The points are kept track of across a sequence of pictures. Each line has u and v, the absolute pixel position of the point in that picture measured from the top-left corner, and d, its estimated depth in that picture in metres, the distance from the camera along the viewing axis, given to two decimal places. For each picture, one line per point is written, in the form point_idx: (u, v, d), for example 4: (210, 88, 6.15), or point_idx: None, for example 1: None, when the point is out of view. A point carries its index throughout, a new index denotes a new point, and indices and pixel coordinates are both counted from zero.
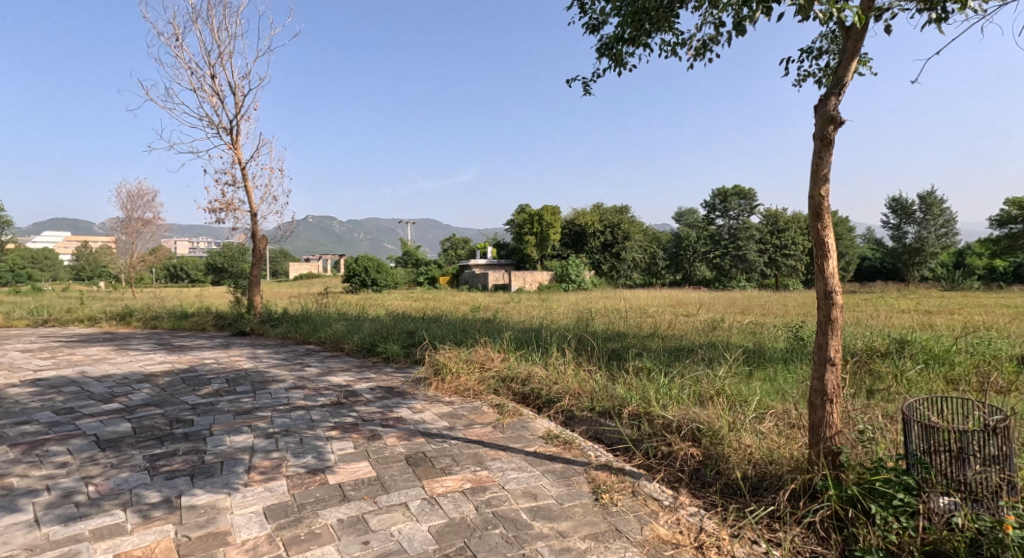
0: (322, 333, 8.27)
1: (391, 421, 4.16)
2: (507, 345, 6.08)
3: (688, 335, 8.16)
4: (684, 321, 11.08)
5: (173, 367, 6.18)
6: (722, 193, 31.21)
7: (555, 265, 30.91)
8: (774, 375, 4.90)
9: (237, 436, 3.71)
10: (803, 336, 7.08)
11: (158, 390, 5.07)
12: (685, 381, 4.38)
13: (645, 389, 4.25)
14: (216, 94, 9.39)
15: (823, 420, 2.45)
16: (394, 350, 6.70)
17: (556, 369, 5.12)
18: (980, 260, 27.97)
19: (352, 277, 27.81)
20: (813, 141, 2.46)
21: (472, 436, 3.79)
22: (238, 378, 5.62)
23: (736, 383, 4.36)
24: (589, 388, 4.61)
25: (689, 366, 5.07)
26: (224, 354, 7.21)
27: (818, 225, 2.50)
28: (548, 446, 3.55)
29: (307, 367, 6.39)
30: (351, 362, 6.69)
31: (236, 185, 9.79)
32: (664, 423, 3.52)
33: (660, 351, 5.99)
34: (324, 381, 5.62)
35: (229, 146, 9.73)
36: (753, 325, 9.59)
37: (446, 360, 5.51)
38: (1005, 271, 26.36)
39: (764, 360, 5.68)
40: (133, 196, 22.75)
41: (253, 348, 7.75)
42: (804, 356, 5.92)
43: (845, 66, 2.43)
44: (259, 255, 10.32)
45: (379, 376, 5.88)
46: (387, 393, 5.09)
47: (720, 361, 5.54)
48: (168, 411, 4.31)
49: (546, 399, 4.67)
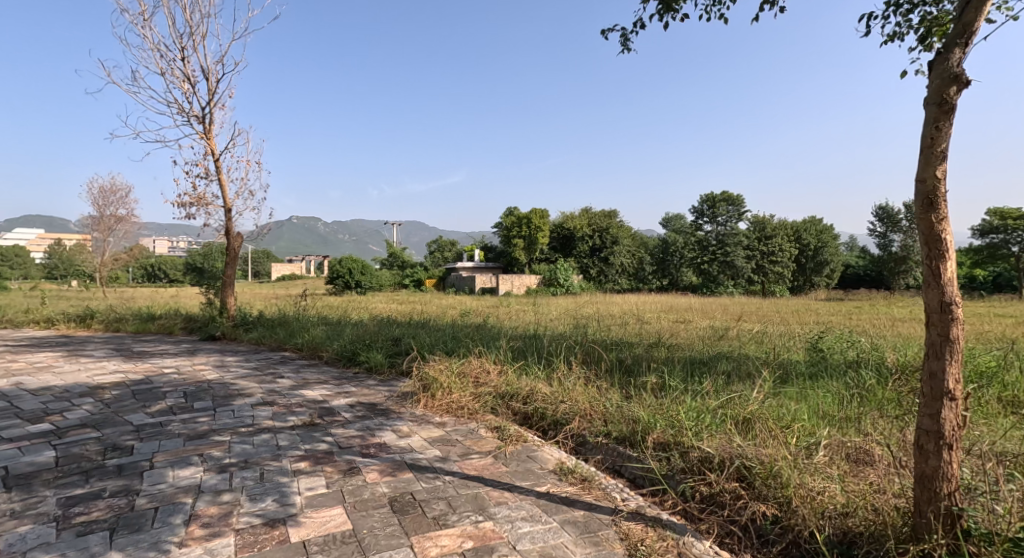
0: (300, 339, 7.58)
1: (372, 449, 3.52)
2: (504, 356, 5.48)
3: (694, 344, 7.61)
4: (684, 328, 10.56)
5: (126, 377, 5.48)
6: (710, 199, 30.61)
7: (543, 269, 30.40)
8: (809, 394, 4.36)
9: (185, 470, 3.05)
10: (823, 349, 6.55)
11: (101, 406, 4.37)
12: (715, 403, 3.83)
13: (672, 411, 3.68)
14: (187, 80, 8.71)
15: (938, 472, 1.89)
16: (378, 360, 6.06)
17: (564, 385, 4.53)
18: (962, 268, 27.99)
19: (335, 279, 27.02)
20: (928, 108, 1.88)
21: (470, 470, 3.17)
22: (198, 392, 4.94)
23: (773, 405, 3.82)
24: (601, 408, 4.03)
25: (712, 386, 4.52)
26: (188, 362, 6.51)
27: (932, 215, 1.91)
28: (562, 485, 2.94)
29: (280, 378, 5.72)
30: (329, 373, 6.02)
31: (209, 177, 9.11)
32: (700, 457, 2.96)
33: (675, 366, 5.43)
34: (298, 396, 4.97)
35: (201, 136, 9.04)
36: (760, 335, 9.05)
37: (435, 373, 4.88)
38: (985, 280, 26.41)
39: (791, 377, 5.12)
40: (104, 191, 21.75)
41: (221, 356, 7.03)
42: (833, 370, 5.37)
43: (972, 11, 1.89)
44: (233, 254, 9.58)
45: (360, 390, 5.23)
46: (369, 412, 4.45)
47: (744, 380, 4.99)
48: (107, 435, 3.63)
49: (553, 420, 4.09)
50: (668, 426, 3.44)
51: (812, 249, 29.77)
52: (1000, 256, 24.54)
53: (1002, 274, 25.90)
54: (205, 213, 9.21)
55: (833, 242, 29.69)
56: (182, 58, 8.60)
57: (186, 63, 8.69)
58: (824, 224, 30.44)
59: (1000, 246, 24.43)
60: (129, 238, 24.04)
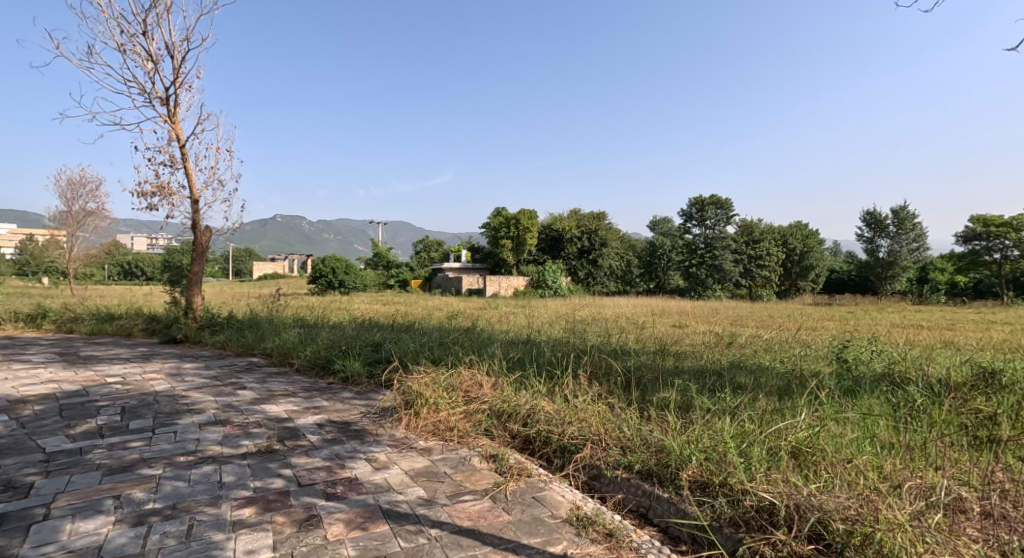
0: (270, 343, 6.83)
1: (340, 487, 2.82)
2: (499, 366, 4.82)
3: (700, 352, 6.99)
4: (683, 334, 9.98)
5: (59, 388, 4.71)
6: (698, 202, 29.95)
7: (530, 270, 29.80)
8: (856, 414, 3.74)
9: (88, 520, 2.34)
10: (847, 357, 5.93)
11: (15, 427, 3.63)
12: (752, 429, 3.23)
13: (706, 440, 3.08)
14: (150, 58, 7.97)
15: None
16: (354, 369, 5.37)
17: (570, 403, 3.88)
18: (944, 275, 27.98)
19: (317, 278, 26.19)
20: None
21: (463, 517, 2.52)
22: (139, 407, 4.20)
23: (825, 431, 3.21)
24: (616, 432, 3.41)
25: (743, 407, 3.90)
26: (138, 369, 5.74)
27: None
28: (583, 545, 2.31)
29: (241, 390, 4.98)
30: (300, 384, 5.30)
31: (173, 165, 8.35)
32: (758, 505, 2.38)
33: (691, 380, 4.80)
34: (258, 412, 4.23)
35: (165, 119, 8.28)
36: (767, 341, 8.45)
37: (419, 388, 4.20)
38: (966, 286, 26.57)
39: (824, 392, 4.52)
40: (74, 183, 20.69)
41: (180, 363, 6.25)
42: (868, 385, 4.75)
43: None
44: (200, 250, 8.78)
45: (334, 406, 4.52)
46: (341, 434, 3.76)
47: (775, 397, 4.37)
48: (5, 468, 2.90)
49: (559, 446, 3.45)
50: (706, 460, 2.84)
51: (798, 254, 29.43)
52: (982, 264, 24.34)
53: (983, 281, 26.14)
54: (170, 205, 8.43)
55: (819, 247, 29.40)
56: (145, 34, 7.86)
57: (150, 40, 7.96)
58: (810, 229, 30.12)
59: (981, 253, 24.15)
60: (100, 234, 22.97)
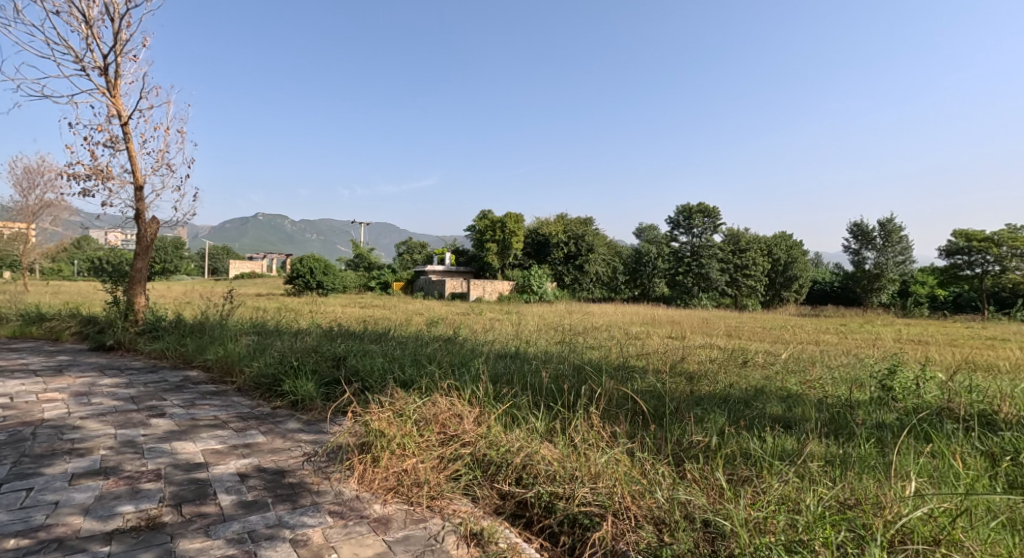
0: (213, 355, 5.75)
1: None
2: (485, 393, 3.81)
3: (708, 372, 6.03)
4: (679, 348, 9.10)
5: None
6: (686, 210, 29.20)
7: (515, 274, 28.81)
8: (956, 471, 2.79)
9: None
10: (889, 383, 4.98)
11: None
12: (845, 506, 2.28)
13: (785, 525, 2.14)
14: (86, 22, 6.92)
15: None
16: (307, 391, 4.36)
17: (581, 452, 2.89)
18: (924, 288, 27.56)
19: (294, 278, 24.89)
20: None
21: None
22: (3, 447, 3.15)
23: (945, 504, 2.26)
24: (648, 501, 2.44)
25: (805, 460, 2.96)
26: (39, 386, 4.64)
27: None
28: None
29: (157, 418, 3.91)
30: (239, 410, 4.27)
31: (112, 146, 7.27)
32: None
33: (720, 415, 3.81)
34: (164, 456, 3.17)
35: (103, 92, 7.19)
36: (779, 360, 7.53)
37: (380, 425, 3.17)
38: (946, 299, 26.00)
39: (892, 435, 3.57)
40: (30, 171, 19.13)
41: (97, 378, 5.15)
42: (937, 425, 3.80)
43: None
44: (145, 244, 7.60)
45: (273, 443, 3.50)
46: (269, 494, 2.73)
47: (834, 441, 3.43)
48: None
49: (568, 517, 2.48)
50: None
51: (783, 264, 28.67)
52: (963, 277, 24.09)
53: (963, 295, 25.29)
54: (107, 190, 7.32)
55: (804, 257, 28.68)
56: None
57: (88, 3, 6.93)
58: (794, 239, 29.65)
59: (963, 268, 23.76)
60: (60, 226, 21.45)
